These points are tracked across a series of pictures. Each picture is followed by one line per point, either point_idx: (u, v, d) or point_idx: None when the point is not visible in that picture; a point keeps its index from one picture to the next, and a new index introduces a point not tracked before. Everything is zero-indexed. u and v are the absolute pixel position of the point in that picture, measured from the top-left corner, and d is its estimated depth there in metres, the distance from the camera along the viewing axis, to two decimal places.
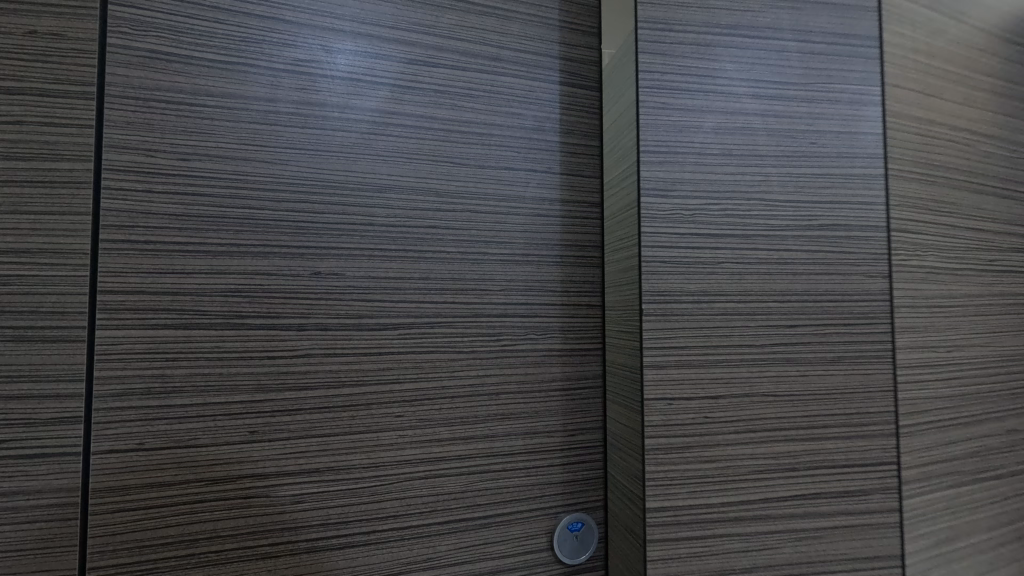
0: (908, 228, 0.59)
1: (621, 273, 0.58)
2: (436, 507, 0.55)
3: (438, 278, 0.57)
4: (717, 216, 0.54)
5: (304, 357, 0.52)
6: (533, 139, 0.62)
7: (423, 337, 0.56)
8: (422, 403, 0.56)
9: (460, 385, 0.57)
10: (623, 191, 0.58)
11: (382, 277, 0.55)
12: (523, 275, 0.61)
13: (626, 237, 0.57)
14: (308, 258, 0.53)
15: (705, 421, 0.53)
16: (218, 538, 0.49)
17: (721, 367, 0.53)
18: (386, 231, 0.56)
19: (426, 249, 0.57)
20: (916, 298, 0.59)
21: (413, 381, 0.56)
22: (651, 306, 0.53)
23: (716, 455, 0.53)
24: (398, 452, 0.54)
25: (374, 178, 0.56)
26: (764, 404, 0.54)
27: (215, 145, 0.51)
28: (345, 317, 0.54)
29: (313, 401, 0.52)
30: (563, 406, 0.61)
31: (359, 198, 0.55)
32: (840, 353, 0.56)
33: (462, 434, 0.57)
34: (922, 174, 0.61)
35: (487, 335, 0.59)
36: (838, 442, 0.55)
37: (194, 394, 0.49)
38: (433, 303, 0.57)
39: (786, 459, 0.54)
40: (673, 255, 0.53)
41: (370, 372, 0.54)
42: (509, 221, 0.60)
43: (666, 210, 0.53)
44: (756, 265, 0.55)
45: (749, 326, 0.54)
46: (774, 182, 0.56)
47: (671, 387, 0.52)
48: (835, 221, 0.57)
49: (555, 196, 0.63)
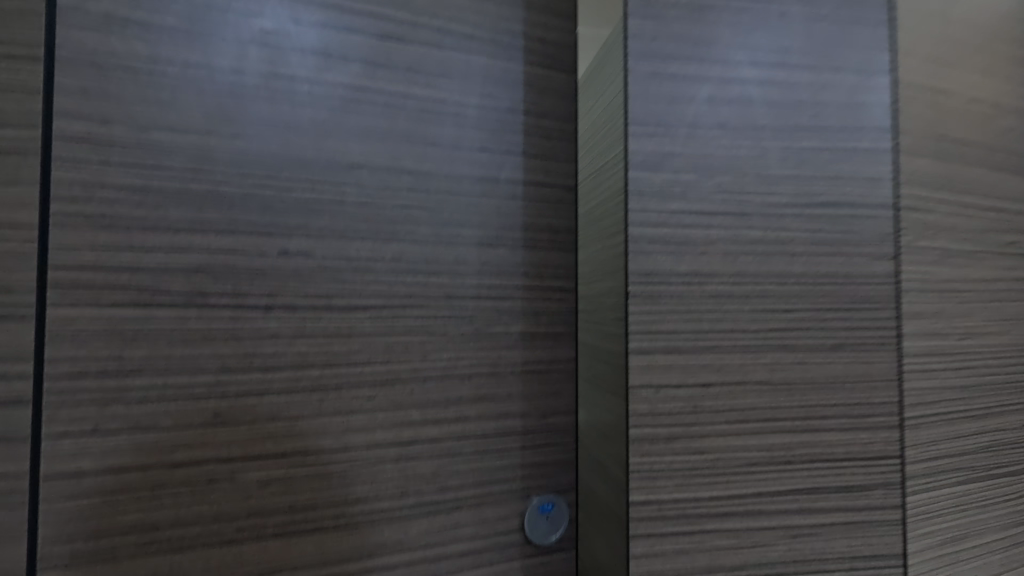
0: (917, 206, 0.55)
1: (606, 257, 0.55)
2: (406, 490, 0.54)
3: (411, 260, 0.55)
4: (710, 192, 0.51)
5: (270, 339, 0.50)
6: (509, 119, 0.60)
7: (396, 319, 0.54)
8: (394, 386, 0.54)
9: (434, 367, 0.56)
10: (613, 171, 0.55)
11: (353, 256, 0.53)
12: (498, 257, 0.59)
13: (614, 220, 0.54)
14: (275, 237, 0.51)
15: (694, 410, 0.50)
16: (180, 524, 0.47)
17: (712, 354, 0.50)
18: (358, 208, 0.53)
19: (399, 229, 0.55)
20: (924, 282, 0.55)
21: (384, 362, 0.54)
22: (638, 290, 0.49)
23: (705, 447, 0.50)
24: (368, 434, 0.53)
25: (345, 153, 0.53)
26: (758, 393, 0.51)
27: (175, 115, 0.48)
28: (313, 297, 0.52)
29: (279, 384, 0.50)
30: (536, 389, 0.60)
31: (329, 173, 0.52)
32: (841, 339, 0.52)
33: (434, 416, 0.55)
34: (934, 149, 0.57)
35: (461, 317, 0.57)
36: (837, 435, 0.52)
37: (153, 376, 0.47)
38: (406, 283, 0.55)
39: (781, 451, 0.51)
40: (662, 233, 0.50)
41: (338, 354, 0.52)
42: (483, 202, 0.59)
43: (654, 185, 0.50)
44: (751, 244, 0.51)
45: (742, 310, 0.51)
46: (772, 156, 0.52)
47: (659, 373, 0.49)
48: (839, 198, 0.53)
49: (532, 175, 0.61)
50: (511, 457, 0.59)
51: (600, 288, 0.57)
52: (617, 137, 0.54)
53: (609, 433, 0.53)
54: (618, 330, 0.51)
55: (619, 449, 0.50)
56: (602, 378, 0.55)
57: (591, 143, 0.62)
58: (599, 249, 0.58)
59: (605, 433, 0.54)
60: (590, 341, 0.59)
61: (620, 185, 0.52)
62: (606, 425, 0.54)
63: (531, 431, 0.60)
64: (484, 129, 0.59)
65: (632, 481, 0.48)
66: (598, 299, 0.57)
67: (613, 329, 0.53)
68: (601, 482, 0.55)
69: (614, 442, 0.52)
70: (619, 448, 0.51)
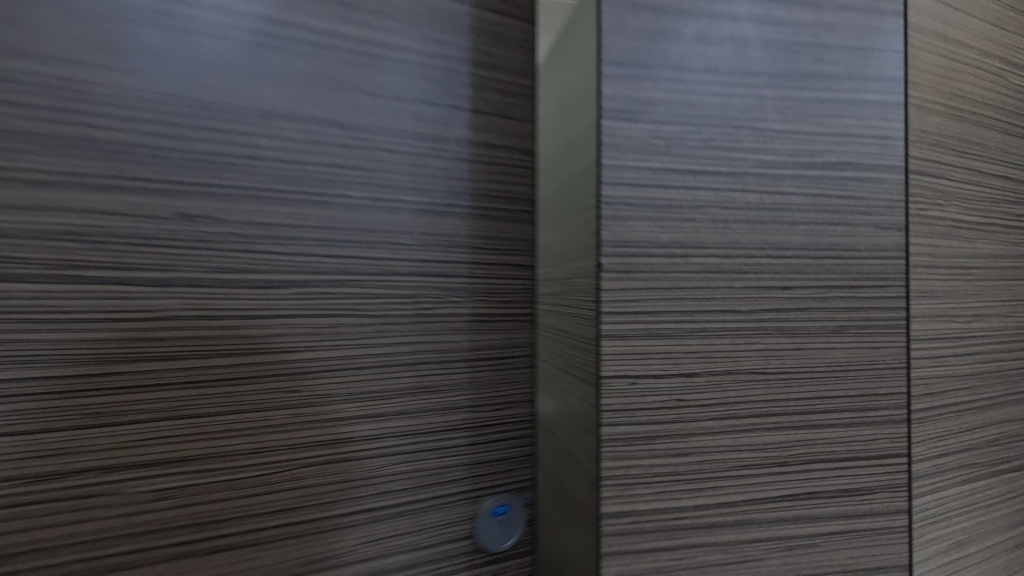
0: (929, 170, 0.49)
1: (570, 234, 0.47)
2: (337, 498, 0.46)
3: (343, 230, 0.46)
4: (697, 149, 0.43)
5: (165, 322, 0.41)
6: (459, 69, 0.52)
7: (326, 297, 0.46)
8: (324, 376, 0.46)
9: (371, 355, 0.47)
10: (576, 143, 0.46)
11: (274, 222, 0.44)
12: (448, 227, 0.51)
13: (579, 199, 0.45)
14: (170, 197, 0.41)
15: (677, 404, 0.42)
16: (49, 549, 0.39)
17: (698, 337, 0.43)
18: (279, 163, 0.44)
19: (327, 192, 0.46)
20: (934, 257, 0.49)
21: (310, 350, 0.45)
22: (612, 262, 0.41)
23: (690, 448, 0.42)
24: (290, 433, 0.45)
25: (262, 94, 0.44)
26: (751, 384, 0.43)
27: (35, 38, 0.38)
28: (223, 270, 0.43)
29: (177, 376, 0.42)
30: (490, 379, 0.52)
31: (243, 118, 0.43)
32: (844, 321, 0.45)
33: (370, 412, 0.47)
34: (946, 106, 0.50)
35: (404, 296, 0.49)
36: (840, 432, 0.45)
37: (8, 367, 0.37)
38: (338, 255, 0.46)
39: (776, 452, 0.44)
40: (641, 196, 0.42)
41: (255, 338, 0.44)
42: (430, 163, 0.50)
43: (632, 138, 0.42)
44: (744, 211, 0.44)
45: (734, 287, 0.43)
46: (769, 108, 0.44)
47: (635, 361, 0.42)
48: (844, 158, 0.46)
49: (488, 133, 0.53)
50: (463, 457, 0.51)
51: (563, 270, 0.49)
52: (581, 100, 0.45)
53: (575, 432, 0.46)
54: (586, 313, 0.43)
55: (587, 451, 0.43)
56: (567, 366, 0.47)
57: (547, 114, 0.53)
58: (560, 232, 0.49)
59: (570, 444, 0.47)
60: (551, 329, 0.51)
61: (589, 140, 0.44)
62: (570, 425, 0.46)
63: (485, 427, 0.52)
64: (432, 78, 0.50)
65: (604, 489, 0.41)
66: (561, 286, 0.49)
67: (580, 318, 0.45)
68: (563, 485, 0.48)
69: (580, 442, 0.44)
70: (586, 450, 0.43)
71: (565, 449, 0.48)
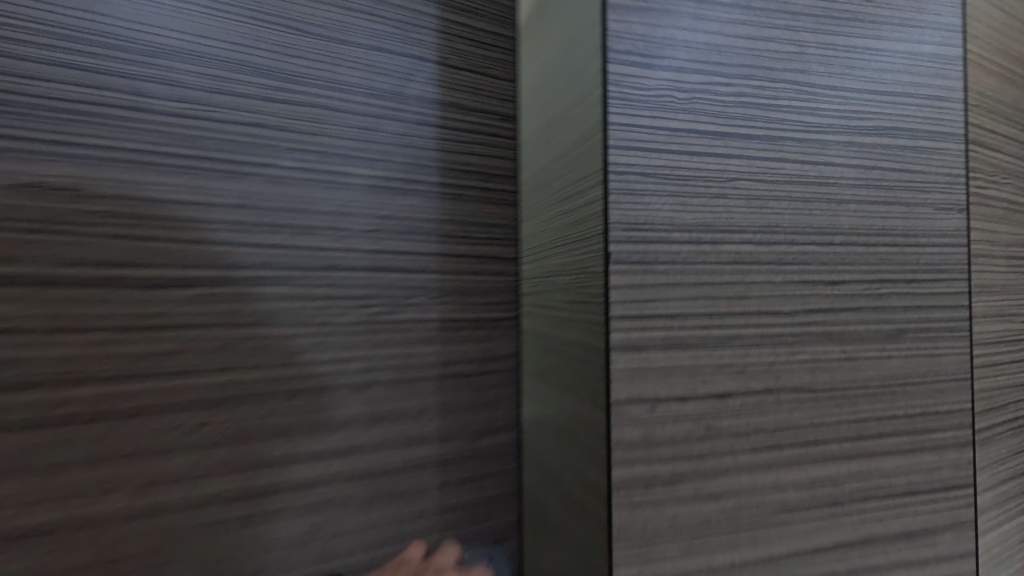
0: (987, 141, 0.41)
1: (560, 224, 0.38)
2: (260, 550, 0.36)
3: (267, 207, 0.37)
4: (727, 105, 0.34)
5: (19, 323, 0.31)
6: (418, 13, 0.42)
7: (241, 301, 0.36)
8: (238, 402, 0.36)
9: (303, 374, 0.38)
10: (567, 115, 0.37)
11: (171, 206, 0.35)
12: (404, 211, 0.41)
13: (572, 183, 0.36)
14: (29, 156, 0.32)
15: (706, 434, 0.33)
16: None
17: (732, 346, 0.33)
18: (176, 134, 0.35)
19: (245, 158, 0.37)
20: (994, 245, 0.41)
21: (224, 364, 0.36)
22: (625, 251, 0.31)
23: (723, 490, 0.33)
24: (198, 473, 0.35)
25: (152, 49, 0.35)
26: (795, 405, 0.34)
27: None
28: (98, 265, 0.33)
29: (38, 401, 0.32)
30: (460, 397, 0.42)
31: (126, 76, 0.34)
32: (901, 323, 0.37)
33: (304, 440, 0.38)
34: (1002, 67, 0.42)
35: (347, 298, 0.39)
36: (898, 460, 0.36)
37: None
38: (258, 248, 0.37)
39: (826, 489, 0.35)
40: (659, 164, 0.32)
41: (142, 356, 0.34)
42: (381, 129, 0.41)
43: (648, 89, 0.32)
44: (783, 185, 0.35)
45: (774, 282, 0.34)
46: (812, 57, 0.35)
47: (655, 378, 0.32)
48: (897, 121, 0.37)
49: (454, 97, 0.43)
50: (427, 497, 0.41)
51: (552, 272, 0.39)
52: (574, 61, 0.36)
53: (568, 468, 0.36)
54: (591, 319, 0.33)
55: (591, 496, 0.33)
56: (558, 384, 0.38)
57: (528, 85, 0.44)
58: (547, 228, 0.40)
59: (563, 487, 0.37)
60: (538, 339, 0.41)
61: (590, 95, 0.34)
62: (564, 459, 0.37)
63: (455, 457, 0.42)
64: (382, 20, 0.41)
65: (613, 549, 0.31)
66: (549, 291, 0.40)
67: (579, 328, 0.35)
68: (555, 533, 0.38)
69: (576, 480, 0.35)
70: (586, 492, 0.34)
71: (558, 489, 0.38)
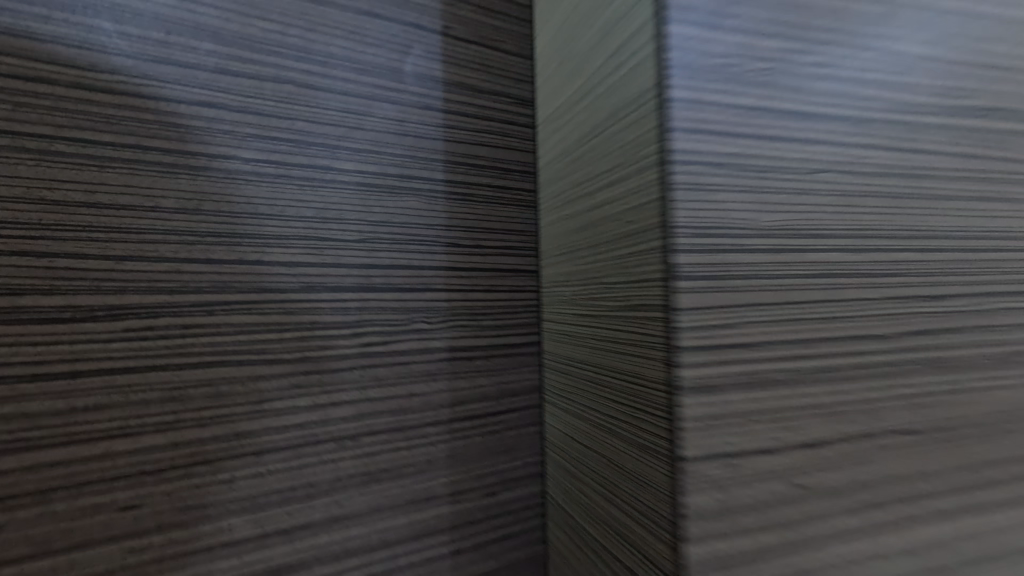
0: None
1: (582, 230, 0.32)
2: None
3: (229, 210, 0.31)
4: (811, 77, 0.27)
5: None
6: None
7: (200, 336, 0.30)
8: (200, 458, 0.30)
9: (275, 420, 0.31)
10: (590, 101, 0.31)
11: (113, 219, 0.29)
12: (402, 218, 0.35)
13: (608, 180, 0.29)
14: None
15: (798, 495, 0.26)
16: None
17: (824, 380, 0.26)
18: (121, 132, 0.29)
19: (201, 151, 0.31)
20: None
21: (184, 398, 0.30)
22: (694, 263, 0.24)
23: (821, 565, 0.26)
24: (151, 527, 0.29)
25: (89, 27, 0.29)
26: (897, 451, 0.28)
27: None
28: (24, 293, 0.27)
29: None
30: (469, 435, 0.36)
31: (57, 62, 0.28)
32: (1011, 344, 0.30)
33: (281, 487, 0.31)
34: None
35: (330, 326, 0.33)
36: (1011, 512, 0.30)
37: None
38: (222, 270, 0.31)
39: (934, 554, 0.28)
40: (732, 151, 0.25)
41: (79, 408, 0.28)
42: (369, 115, 0.34)
43: (716, 56, 0.25)
44: (877, 176, 0.28)
45: (869, 298, 0.27)
46: (903, 20, 0.29)
47: (734, 423, 0.25)
48: (998, 101, 0.31)
49: (457, 81, 0.37)
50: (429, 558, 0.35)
51: (573, 285, 0.33)
52: (605, 33, 0.30)
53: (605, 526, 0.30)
54: (644, 352, 0.26)
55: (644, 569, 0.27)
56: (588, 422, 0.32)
57: (539, 69, 0.38)
58: (565, 235, 0.34)
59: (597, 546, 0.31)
60: (558, 364, 0.35)
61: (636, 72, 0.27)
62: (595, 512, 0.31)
63: (467, 513, 0.36)
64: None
65: None
66: (569, 309, 0.34)
67: (624, 359, 0.28)
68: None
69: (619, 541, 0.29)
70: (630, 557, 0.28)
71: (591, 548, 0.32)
